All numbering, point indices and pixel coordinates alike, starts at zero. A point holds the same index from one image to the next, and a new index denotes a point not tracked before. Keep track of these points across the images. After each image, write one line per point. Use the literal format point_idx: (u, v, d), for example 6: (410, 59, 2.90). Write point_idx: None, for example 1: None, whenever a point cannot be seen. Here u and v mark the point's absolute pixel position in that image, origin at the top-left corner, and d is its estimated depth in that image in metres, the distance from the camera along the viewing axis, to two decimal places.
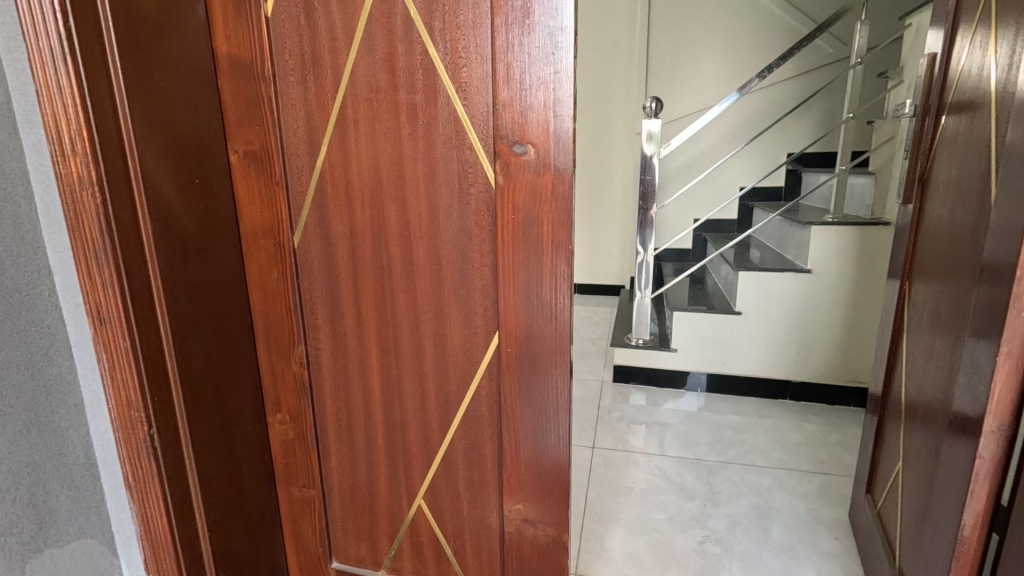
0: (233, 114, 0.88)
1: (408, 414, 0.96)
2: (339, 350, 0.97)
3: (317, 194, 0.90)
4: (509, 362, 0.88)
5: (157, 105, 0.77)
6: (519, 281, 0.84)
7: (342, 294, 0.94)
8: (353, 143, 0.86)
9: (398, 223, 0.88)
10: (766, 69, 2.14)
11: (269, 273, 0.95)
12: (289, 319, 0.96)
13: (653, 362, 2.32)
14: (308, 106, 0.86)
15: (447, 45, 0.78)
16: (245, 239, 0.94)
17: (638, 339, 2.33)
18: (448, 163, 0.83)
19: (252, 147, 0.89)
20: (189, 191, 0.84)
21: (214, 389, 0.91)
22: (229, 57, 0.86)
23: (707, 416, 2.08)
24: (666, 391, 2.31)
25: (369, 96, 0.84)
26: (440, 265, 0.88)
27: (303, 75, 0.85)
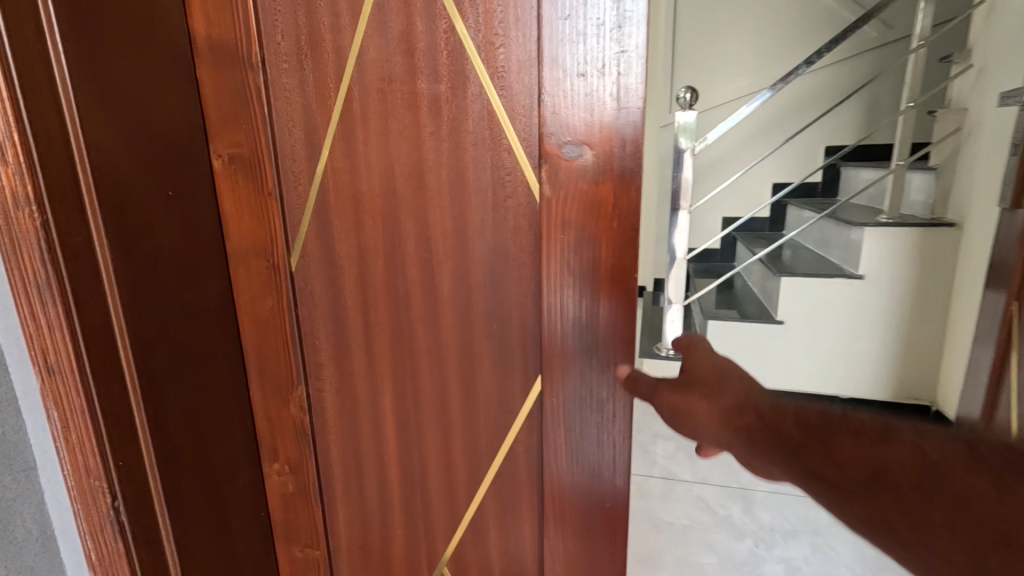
0: (215, 111, 0.73)
1: (429, 469, 0.80)
2: (346, 392, 0.81)
3: (317, 205, 0.74)
4: (553, 413, 0.71)
5: (117, 98, 0.62)
6: (568, 315, 0.68)
7: (350, 327, 0.78)
8: (361, 142, 0.70)
9: (416, 243, 0.72)
10: (816, 54, 1.93)
11: (262, 300, 0.79)
12: (286, 356, 0.81)
13: (684, 376, 2.15)
14: (306, 98, 0.70)
15: (478, 17, 0.61)
16: (232, 262, 0.79)
17: (668, 351, 2.16)
18: (480, 168, 0.66)
19: (238, 149, 0.73)
20: (161, 205, 0.68)
21: (197, 441, 0.75)
22: (208, 39, 0.70)
23: (748, 436, 1.91)
24: (698, 407, 2.14)
25: (381, 85, 0.67)
26: (468, 295, 0.71)
27: (299, 60, 0.69)
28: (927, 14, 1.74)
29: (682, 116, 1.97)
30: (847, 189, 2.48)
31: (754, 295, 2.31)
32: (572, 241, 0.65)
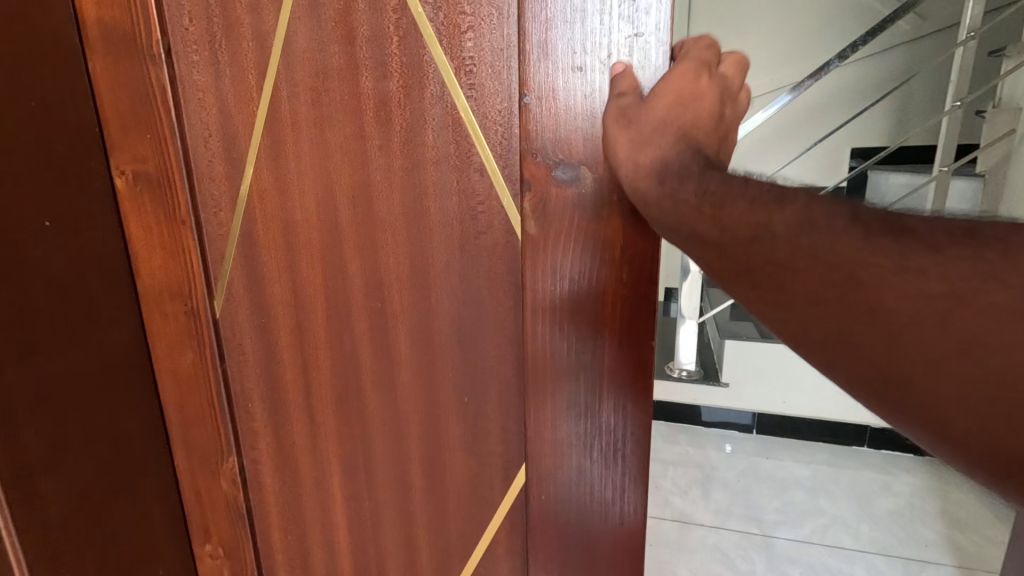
0: (112, 116, 0.57)
1: (389, 562, 0.65)
2: (285, 463, 0.65)
3: (242, 237, 0.58)
4: (541, 515, 0.55)
5: None
6: (560, 385, 0.51)
7: (288, 388, 0.62)
8: (292, 156, 0.54)
9: (366, 288, 0.56)
10: (851, 47, 1.73)
11: (183, 353, 0.64)
12: (211, 419, 0.65)
13: (700, 400, 1.97)
14: (222, 99, 0.54)
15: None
16: (147, 305, 0.63)
17: (680, 371, 2.00)
18: (444, 194, 0.50)
19: (142, 165, 0.58)
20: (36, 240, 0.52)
21: (97, 533, 0.60)
22: (99, 25, 0.54)
23: (768, 469, 1.74)
24: (713, 433, 1.97)
25: (314, 83, 0.51)
26: (432, 354, 0.56)
27: (211, 49, 0.53)
28: (979, 2, 1.54)
29: None
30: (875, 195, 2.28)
31: None
32: (566, 291, 0.49)
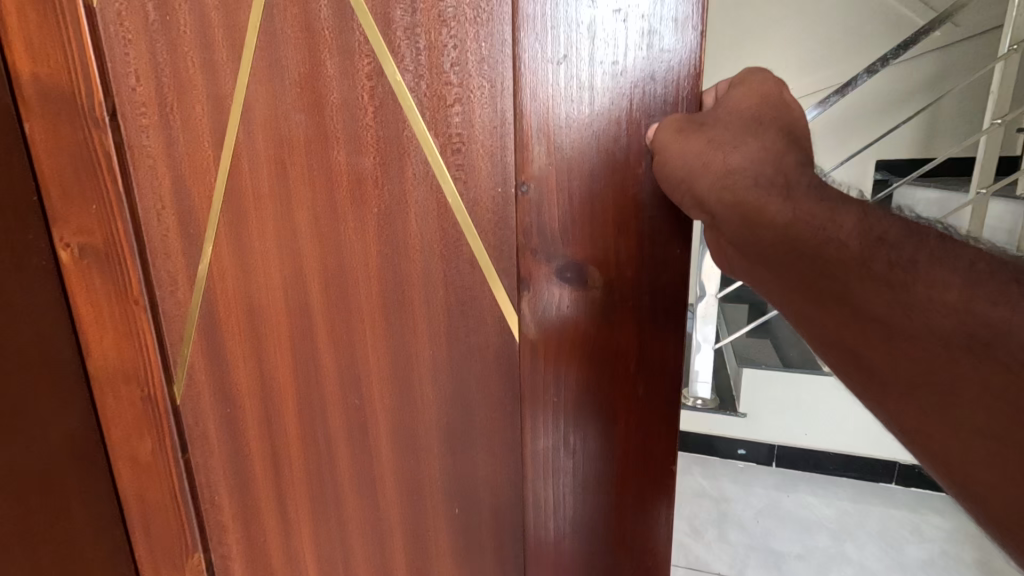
0: (53, 184, 0.51)
1: None
2: (256, 551, 0.60)
3: (203, 313, 0.53)
4: None
5: None
6: (561, 494, 0.46)
7: (257, 476, 0.57)
8: (255, 231, 0.48)
9: (340, 374, 0.51)
10: (880, 60, 1.63)
11: (139, 438, 0.58)
12: (171, 508, 0.60)
13: (715, 431, 1.89)
14: (176, 167, 0.49)
15: (420, 55, 0.40)
16: (99, 384, 0.57)
17: (695, 401, 1.92)
18: (428, 281, 0.45)
19: (88, 238, 0.52)
20: None
21: None
22: (37, 86, 0.49)
23: (786, 507, 1.66)
24: (729, 464, 1.88)
25: (276, 154, 0.45)
26: (416, 448, 0.51)
27: (163, 114, 0.47)
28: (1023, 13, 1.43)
29: None
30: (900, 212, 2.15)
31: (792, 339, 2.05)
32: (569, 392, 0.43)
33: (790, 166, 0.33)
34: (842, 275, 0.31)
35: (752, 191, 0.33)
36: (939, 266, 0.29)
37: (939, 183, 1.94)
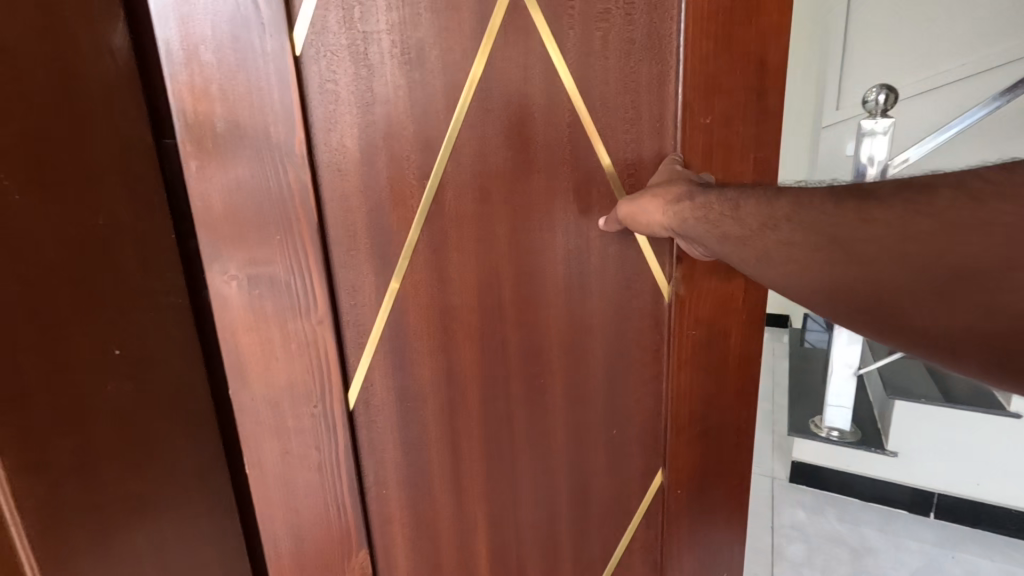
0: (235, 217, 0.47)
1: None
2: (427, 547, 0.65)
3: (392, 326, 0.57)
4: (677, 502, 0.75)
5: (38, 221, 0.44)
6: (690, 398, 0.72)
7: (429, 469, 0.63)
8: (454, 245, 0.57)
9: (523, 357, 0.65)
10: None
11: (311, 470, 0.55)
12: (337, 531, 0.58)
13: (855, 467, 1.70)
14: (374, 199, 0.52)
15: (606, 111, 0.60)
16: (256, 421, 0.51)
17: (830, 433, 1.74)
18: (600, 263, 0.65)
19: (267, 268, 0.49)
20: (127, 356, 0.50)
21: None
22: (209, 116, 0.44)
23: (943, 566, 1.45)
24: (871, 509, 1.67)
25: (479, 179, 0.57)
26: (583, 402, 0.69)
27: (365, 151, 0.51)
28: None
29: (875, 124, 1.50)
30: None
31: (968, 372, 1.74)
32: (701, 333, 0.69)
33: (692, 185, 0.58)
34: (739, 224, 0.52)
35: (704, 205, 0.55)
36: (774, 199, 0.50)
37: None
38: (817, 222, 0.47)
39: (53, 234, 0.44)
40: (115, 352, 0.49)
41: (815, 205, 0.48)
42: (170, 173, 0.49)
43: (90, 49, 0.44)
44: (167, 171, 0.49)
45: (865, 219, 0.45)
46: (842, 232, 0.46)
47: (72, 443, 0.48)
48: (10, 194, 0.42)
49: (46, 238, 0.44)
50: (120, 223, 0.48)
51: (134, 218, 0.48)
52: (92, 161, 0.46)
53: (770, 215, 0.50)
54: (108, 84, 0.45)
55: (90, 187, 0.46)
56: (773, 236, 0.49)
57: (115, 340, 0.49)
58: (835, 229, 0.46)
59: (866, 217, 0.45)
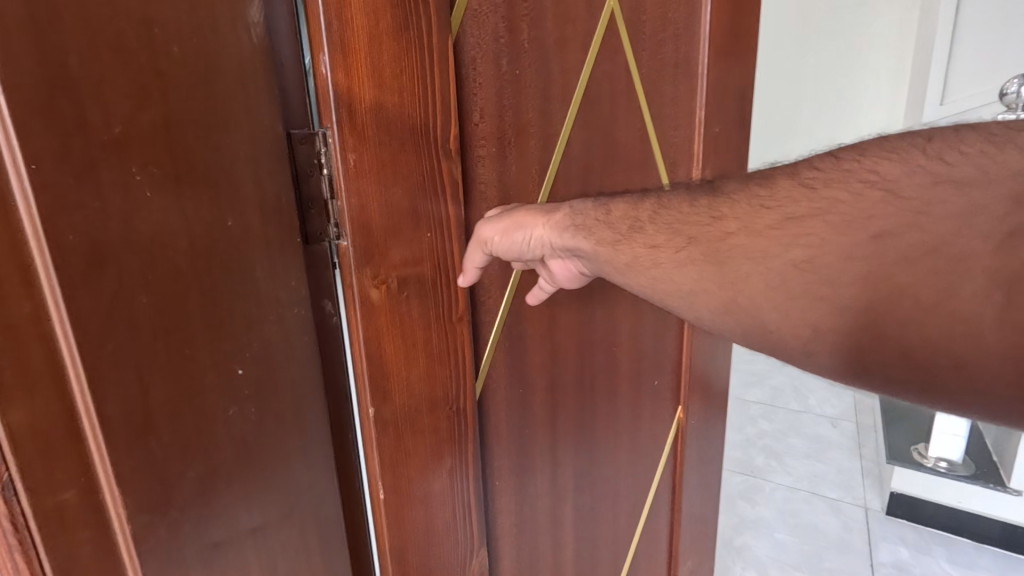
0: (387, 209, 0.50)
1: None
2: (524, 522, 0.73)
3: (511, 315, 0.66)
4: (686, 440, 0.93)
5: (174, 219, 0.37)
6: (700, 351, 0.91)
7: (531, 448, 0.71)
8: None
9: (604, 341, 0.78)
10: None
11: (446, 466, 0.59)
12: (463, 521, 0.63)
13: (967, 504, 1.55)
14: (506, 191, 0.61)
15: (667, 109, 0.75)
16: (396, 426, 0.54)
17: (936, 463, 1.60)
18: None
19: (420, 269, 0.53)
20: (253, 379, 0.43)
21: None
22: (379, 111, 0.48)
23: None
24: (989, 552, 1.52)
25: (583, 173, 0.69)
26: (642, 368, 0.84)
27: (500, 146, 0.59)
28: None
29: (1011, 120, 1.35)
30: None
31: None
32: None
33: (576, 214, 0.62)
34: (663, 243, 0.62)
35: (608, 232, 0.62)
36: (667, 224, 0.62)
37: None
38: (681, 226, 0.61)
39: (183, 232, 0.37)
40: (239, 373, 0.42)
41: (720, 238, 0.60)
42: (297, 168, 0.46)
43: (227, 24, 0.38)
44: (296, 164, 0.46)
45: (804, 201, 0.56)
46: (705, 236, 0.61)
47: (192, 472, 0.40)
48: (137, 181, 0.35)
49: (176, 238, 0.37)
50: (249, 225, 0.42)
51: (262, 221, 0.43)
52: (222, 154, 0.39)
53: (635, 220, 0.62)
54: (242, 66, 0.40)
55: (223, 180, 0.39)
56: (642, 239, 0.62)
57: (239, 357, 0.42)
58: (693, 229, 0.61)
59: (767, 204, 0.58)
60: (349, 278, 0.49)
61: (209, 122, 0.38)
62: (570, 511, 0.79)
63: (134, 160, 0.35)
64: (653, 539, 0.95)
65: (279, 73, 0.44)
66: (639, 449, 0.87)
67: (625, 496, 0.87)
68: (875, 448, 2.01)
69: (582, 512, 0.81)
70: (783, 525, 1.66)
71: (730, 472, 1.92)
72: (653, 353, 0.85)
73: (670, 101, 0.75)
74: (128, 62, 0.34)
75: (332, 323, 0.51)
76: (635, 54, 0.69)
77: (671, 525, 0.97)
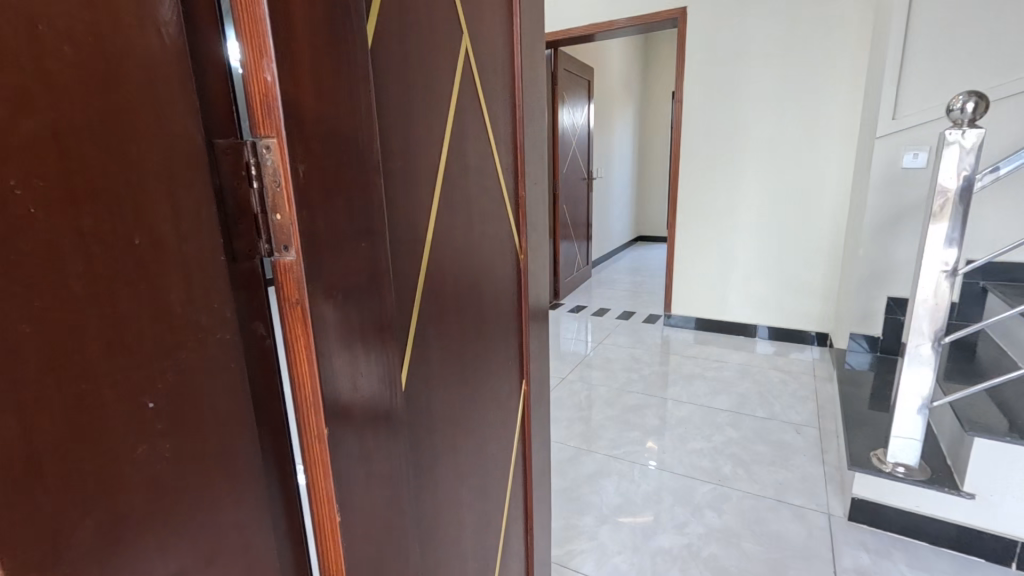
0: (327, 221, 0.48)
1: None
2: (434, 523, 0.74)
3: (422, 320, 0.68)
4: (525, 414, 1.04)
5: (68, 239, 0.33)
6: (535, 330, 1.04)
7: (433, 446, 0.73)
8: (443, 237, 0.71)
9: (481, 331, 0.84)
10: None
11: (379, 482, 0.58)
12: (397, 534, 0.62)
13: (925, 508, 1.59)
14: (410, 201, 0.63)
15: (502, 113, 0.86)
16: (349, 445, 0.53)
17: (894, 469, 1.64)
18: (499, 241, 0.88)
19: (356, 278, 0.53)
20: (165, 414, 0.39)
21: None
22: (322, 125, 0.47)
23: None
24: (945, 555, 1.55)
25: (460, 177, 0.75)
26: (505, 354, 0.93)
27: (403, 159, 0.61)
28: None
29: (967, 136, 1.39)
30: (1004, 338, 2.09)
31: None
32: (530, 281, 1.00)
33: None
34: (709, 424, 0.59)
35: None
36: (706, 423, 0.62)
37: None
38: None
39: (77, 255, 0.33)
40: (150, 407, 0.38)
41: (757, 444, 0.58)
42: (221, 181, 0.42)
43: (132, 22, 0.35)
44: (222, 179, 0.42)
45: None
46: None
47: (91, 521, 0.35)
48: (15, 197, 0.30)
49: (69, 262, 0.33)
50: (164, 244, 0.38)
51: (179, 238, 0.39)
52: (128, 167, 0.36)
53: None
54: (152, 69, 0.36)
55: (130, 195, 0.36)
56: None
57: (151, 390, 0.38)
58: None
59: None
60: (296, 295, 0.47)
61: (111, 130, 0.34)
62: (466, 497, 0.83)
63: (12, 172, 0.30)
64: (518, 505, 1.05)
65: (206, 79, 0.41)
66: (507, 424, 0.97)
67: (498, 475, 0.95)
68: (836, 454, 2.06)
69: (476, 492, 0.86)
70: (749, 534, 1.66)
71: (696, 480, 1.94)
72: (510, 343, 0.95)
73: (502, 113, 0.86)
74: (10, 64, 0.30)
75: (265, 347, 0.48)
76: (474, 59, 0.76)
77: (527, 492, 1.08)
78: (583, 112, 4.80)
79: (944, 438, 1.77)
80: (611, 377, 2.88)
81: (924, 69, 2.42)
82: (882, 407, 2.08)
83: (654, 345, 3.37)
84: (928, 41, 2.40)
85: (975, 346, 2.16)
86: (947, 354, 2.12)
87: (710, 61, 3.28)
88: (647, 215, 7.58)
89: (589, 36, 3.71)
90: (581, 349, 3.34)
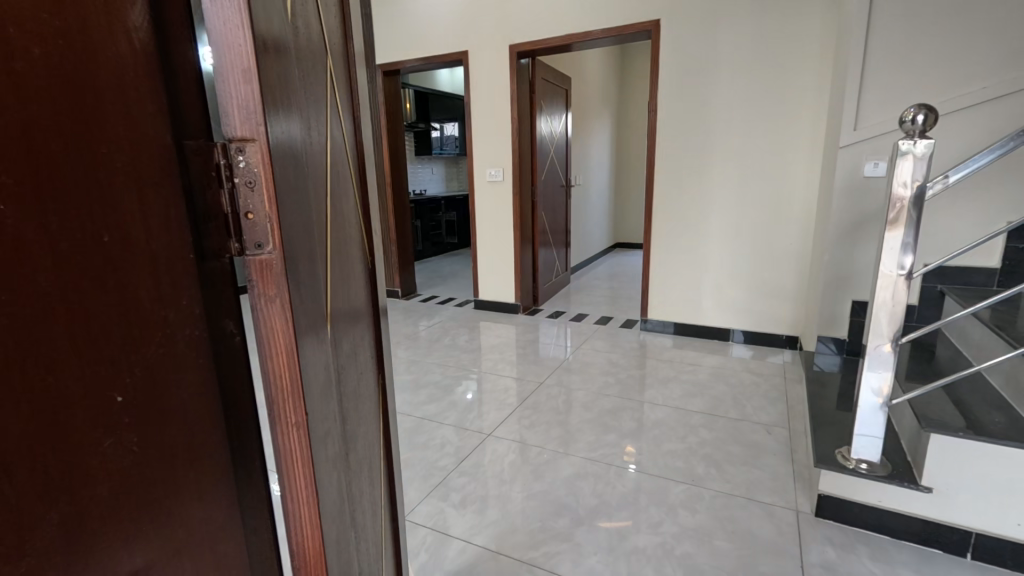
0: (287, 216, 0.50)
1: None
2: (355, 527, 0.74)
3: (336, 316, 0.68)
4: (384, 426, 1.03)
5: (29, 234, 0.33)
6: (381, 339, 1.03)
7: (350, 444, 0.73)
8: (335, 237, 0.72)
9: (357, 334, 0.84)
10: None
11: (331, 472, 0.60)
12: (340, 526, 0.64)
13: (887, 503, 1.65)
14: (319, 199, 0.64)
15: (347, 116, 0.85)
16: (314, 434, 0.55)
17: (857, 465, 1.69)
18: (360, 245, 0.87)
19: (306, 272, 0.54)
20: (130, 407, 0.40)
21: None
22: (278, 126, 0.49)
23: None
24: (907, 548, 1.61)
25: (336, 177, 0.75)
26: (370, 361, 0.92)
27: (313, 157, 0.62)
28: None
29: (918, 147, 1.47)
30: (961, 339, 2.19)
31: (997, 401, 1.74)
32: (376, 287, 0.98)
33: None
34: None
35: None
36: None
37: (985, 320, 1.96)
38: None
39: (44, 253, 0.34)
40: (118, 401, 0.39)
41: None
42: (190, 180, 0.43)
43: (102, 26, 0.36)
44: (189, 177, 0.43)
45: None
46: None
47: (56, 513, 0.36)
48: None
49: (38, 256, 0.34)
50: (131, 241, 0.39)
51: (146, 235, 0.40)
52: (95, 164, 0.37)
53: None
54: (123, 72, 0.38)
55: (98, 196, 0.37)
56: None
57: (118, 385, 0.39)
58: None
59: None
60: (275, 289, 0.48)
61: (83, 130, 0.36)
62: (365, 505, 0.82)
63: None
64: (387, 521, 1.03)
65: (173, 80, 0.42)
66: (376, 437, 0.95)
67: (376, 488, 0.93)
68: (806, 453, 2.12)
69: (369, 498, 0.86)
70: (721, 532, 1.70)
71: (671, 481, 1.97)
72: (371, 351, 0.93)
73: (347, 114, 0.86)
74: None
75: (233, 344, 0.49)
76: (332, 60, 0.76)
77: (392, 510, 1.06)
78: (561, 121, 4.88)
79: (903, 435, 1.84)
80: (589, 381, 2.92)
81: (885, 82, 2.53)
82: (848, 406, 2.16)
83: (632, 349, 3.42)
84: (889, 54, 2.50)
85: (934, 347, 2.26)
86: (909, 354, 2.20)
87: (682, 68, 3.37)
88: (625, 223, 7.68)
89: (565, 46, 3.77)
90: (560, 354, 3.37)
